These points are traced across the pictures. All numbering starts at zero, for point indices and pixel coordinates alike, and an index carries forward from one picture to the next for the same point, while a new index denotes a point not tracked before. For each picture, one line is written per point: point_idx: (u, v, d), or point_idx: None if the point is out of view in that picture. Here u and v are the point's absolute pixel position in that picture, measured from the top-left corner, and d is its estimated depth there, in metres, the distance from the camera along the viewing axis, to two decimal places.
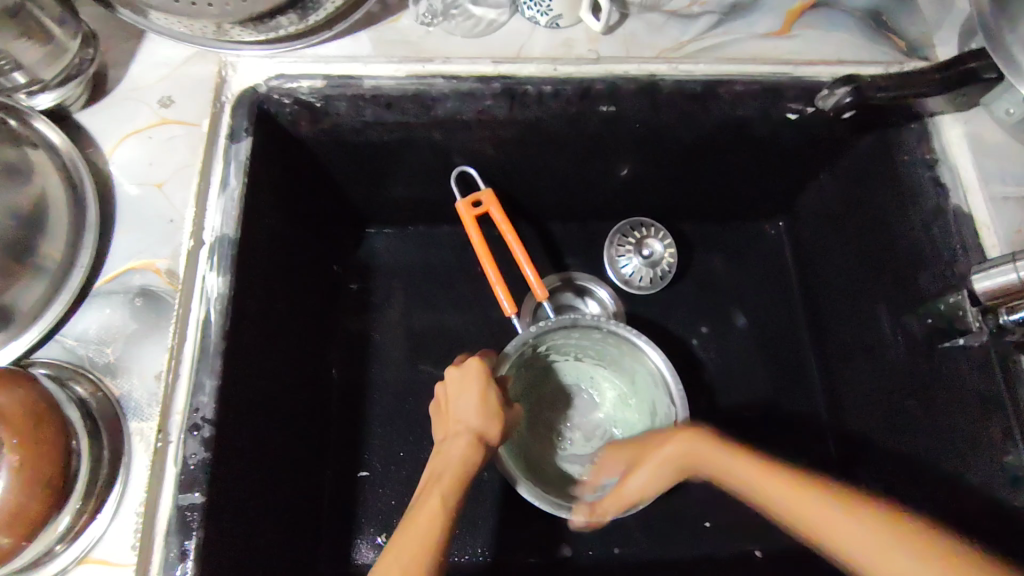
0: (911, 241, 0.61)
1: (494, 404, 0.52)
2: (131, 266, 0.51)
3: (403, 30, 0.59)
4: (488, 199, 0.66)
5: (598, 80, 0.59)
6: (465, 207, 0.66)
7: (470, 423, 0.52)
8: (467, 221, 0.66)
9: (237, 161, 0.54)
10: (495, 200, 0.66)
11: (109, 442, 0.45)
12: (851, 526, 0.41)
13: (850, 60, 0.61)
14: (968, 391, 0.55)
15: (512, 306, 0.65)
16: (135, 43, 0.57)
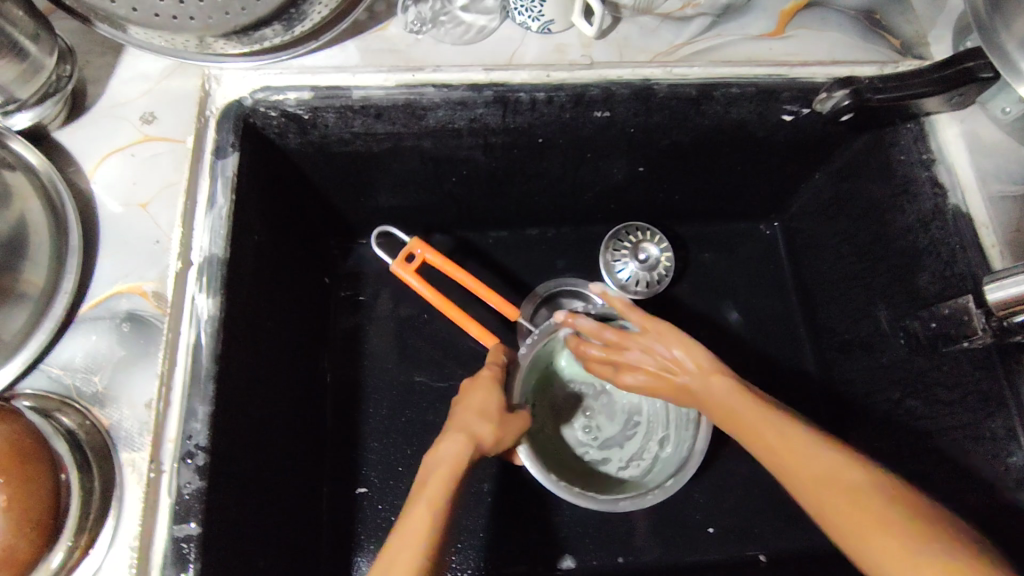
0: (909, 241, 0.60)
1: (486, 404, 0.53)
2: (117, 290, 0.49)
3: (391, 38, 0.58)
4: (419, 246, 0.67)
5: (592, 86, 0.58)
6: (400, 263, 0.67)
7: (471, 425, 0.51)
8: (407, 276, 0.67)
9: (224, 177, 0.52)
10: (424, 247, 0.67)
11: (99, 474, 0.44)
12: (766, 421, 0.43)
13: (846, 60, 0.61)
14: (970, 392, 0.55)
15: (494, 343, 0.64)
16: (114, 57, 0.55)
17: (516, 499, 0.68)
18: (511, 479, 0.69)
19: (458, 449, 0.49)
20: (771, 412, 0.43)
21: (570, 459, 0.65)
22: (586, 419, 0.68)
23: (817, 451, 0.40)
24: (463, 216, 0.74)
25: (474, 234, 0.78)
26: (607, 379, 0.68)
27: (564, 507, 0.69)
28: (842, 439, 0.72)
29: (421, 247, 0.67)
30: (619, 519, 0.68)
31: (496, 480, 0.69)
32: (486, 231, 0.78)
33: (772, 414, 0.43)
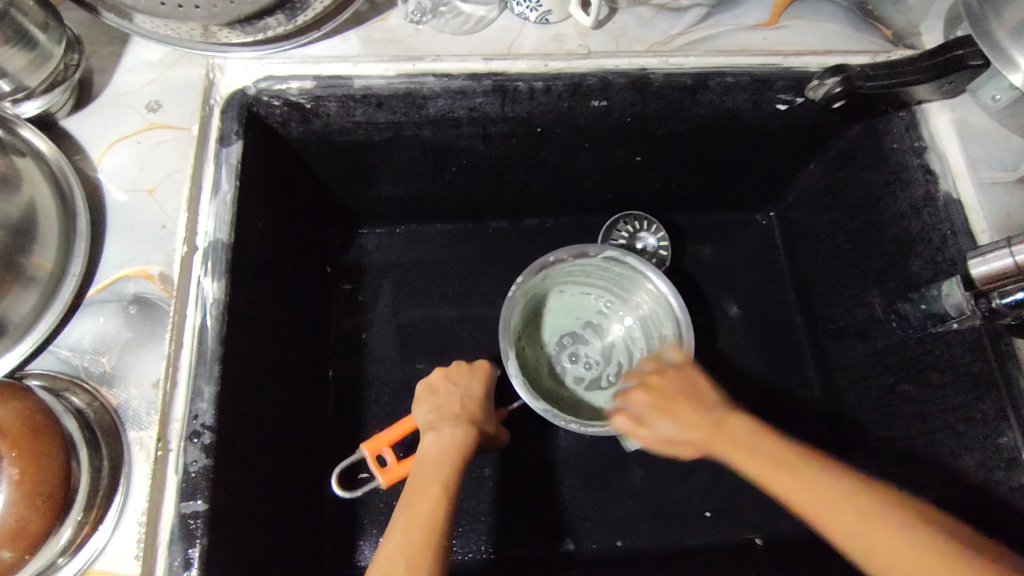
0: (901, 227, 0.62)
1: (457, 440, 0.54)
2: (124, 274, 0.50)
3: (392, 29, 0.59)
4: (371, 449, 0.59)
5: (589, 75, 0.59)
6: (384, 472, 0.58)
7: (474, 410, 0.58)
8: (402, 467, 0.58)
9: (228, 164, 0.54)
10: (354, 458, 0.59)
11: (109, 453, 0.44)
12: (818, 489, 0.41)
13: (839, 49, 0.61)
14: (961, 374, 0.56)
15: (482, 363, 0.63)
16: (120, 47, 0.57)
17: (516, 484, 0.70)
18: (511, 465, 0.70)
19: (437, 437, 0.54)
20: (891, 525, 0.39)
21: (554, 389, 0.70)
22: (572, 355, 0.72)
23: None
24: (463, 206, 0.75)
25: (474, 224, 0.79)
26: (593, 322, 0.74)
27: (564, 491, 0.70)
28: (837, 425, 0.73)
29: (373, 445, 0.59)
30: (617, 504, 0.69)
31: (497, 466, 0.70)
32: (486, 221, 0.79)
33: (879, 507, 0.40)
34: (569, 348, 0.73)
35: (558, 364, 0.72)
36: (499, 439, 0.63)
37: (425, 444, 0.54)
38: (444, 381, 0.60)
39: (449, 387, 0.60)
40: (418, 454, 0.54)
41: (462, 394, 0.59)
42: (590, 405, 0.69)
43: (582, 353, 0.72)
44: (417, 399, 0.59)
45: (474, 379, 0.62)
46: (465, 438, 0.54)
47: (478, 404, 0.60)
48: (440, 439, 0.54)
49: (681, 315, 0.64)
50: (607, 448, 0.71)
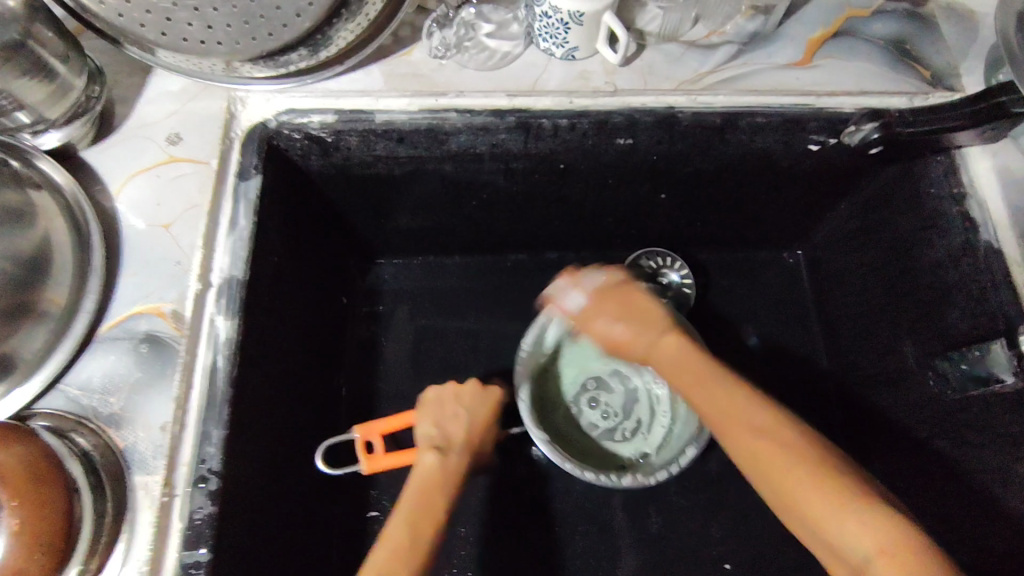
0: (938, 276, 0.59)
1: (455, 472, 0.53)
2: (137, 311, 0.49)
3: (416, 63, 0.58)
4: (361, 433, 0.58)
5: (615, 113, 0.58)
6: (369, 459, 0.58)
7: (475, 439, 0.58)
8: (387, 460, 0.58)
9: (246, 200, 0.53)
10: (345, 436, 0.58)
11: (113, 497, 0.43)
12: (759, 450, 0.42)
13: (875, 90, 0.59)
14: (1001, 435, 0.53)
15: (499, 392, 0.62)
16: (143, 78, 0.56)
17: (528, 528, 0.68)
18: (524, 508, 0.68)
19: (440, 461, 0.53)
20: (851, 505, 0.38)
21: (565, 430, 0.68)
22: (591, 400, 0.70)
23: (872, 533, 0.36)
24: (482, 239, 0.74)
25: (493, 256, 0.78)
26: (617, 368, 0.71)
27: (577, 538, 0.67)
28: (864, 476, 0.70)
29: (366, 430, 0.59)
30: (635, 552, 0.67)
31: (510, 509, 0.68)
32: (505, 254, 0.77)
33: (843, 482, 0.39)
34: (589, 392, 0.70)
35: (575, 405, 0.69)
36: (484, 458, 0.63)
37: (427, 462, 0.53)
38: (455, 398, 0.59)
39: (459, 406, 0.58)
40: (416, 468, 0.53)
41: (470, 419, 0.58)
42: (601, 453, 0.67)
43: (600, 400, 0.70)
44: (422, 407, 0.57)
45: (483, 395, 0.60)
46: (460, 471, 0.54)
47: (480, 430, 0.58)
48: (442, 463, 0.53)
49: None
50: (624, 493, 0.69)
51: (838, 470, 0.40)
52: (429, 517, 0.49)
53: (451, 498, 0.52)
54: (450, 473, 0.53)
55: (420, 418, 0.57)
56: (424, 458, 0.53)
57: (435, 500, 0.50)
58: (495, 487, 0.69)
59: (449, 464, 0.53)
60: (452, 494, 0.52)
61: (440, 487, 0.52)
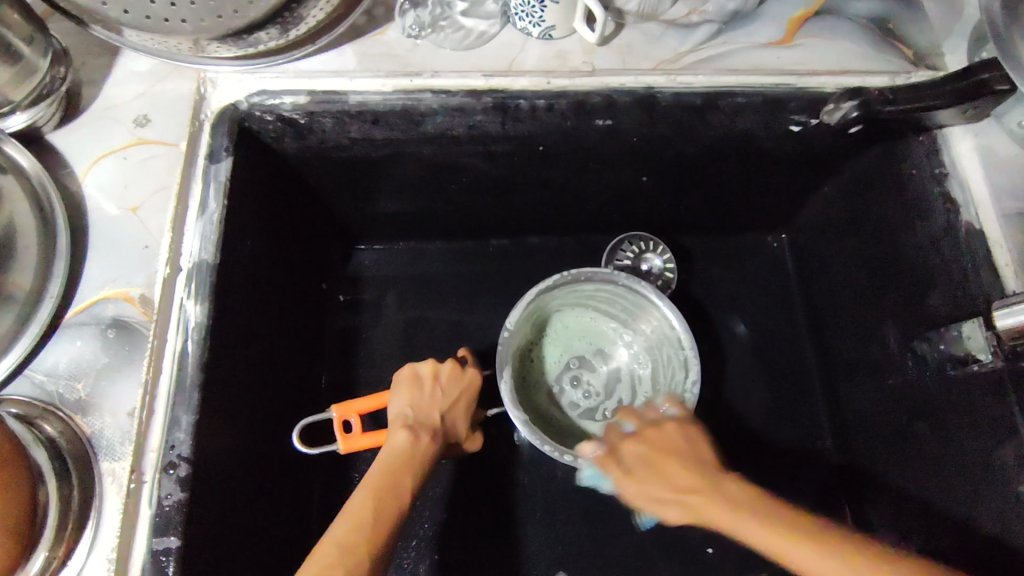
0: (920, 258, 0.59)
1: (424, 453, 0.53)
2: (104, 296, 0.48)
3: (390, 43, 0.57)
4: (341, 412, 0.57)
5: (593, 94, 0.57)
6: (346, 439, 0.56)
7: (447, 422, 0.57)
8: (365, 440, 0.56)
9: (216, 181, 0.52)
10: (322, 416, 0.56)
11: (79, 482, 0.42)
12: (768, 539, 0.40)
13: (855, 71, 0.59)
14: (981, 417, 0.53)
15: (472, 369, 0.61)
16: (111, 59, 0.55)
17: (511, 513, 0.68)
18: (506, 494, 0.68)
19: (411, 440, 0.52)
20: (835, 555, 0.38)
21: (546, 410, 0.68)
22: (573, 378, 0.70)
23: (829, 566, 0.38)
24: (463, 225, 0.73)
25: (475, 242, 0.77)
26: (599, 346, 0.71)
27: (559, 522, 0.67)
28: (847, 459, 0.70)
29: (344, 409, 0.57)
30: (617, 537, 0.67)
31: (492, 494, 0.68)
32: (488, 239, 0.77)
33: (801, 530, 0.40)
34: (571, 370, 0.70)
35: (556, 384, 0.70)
36: (467, 449, 0.62)
37: (399, 441, 0.52)
38: (433, 379, 0.58)
39: (435, 387, 0.57)
40: (388, 445, 0.52)
41: (445, 401, 0.57)
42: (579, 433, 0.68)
43: (582, 379, 0.70)
44: (399, 384, 0.56)
45: (459, 377, 0.59)
46: (429, 453, 0.53)
47: (452, 416, 0.58)
48: (413, 444, 0.52)
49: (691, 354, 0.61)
50: None
51: (832, 533, 0.40)
52: (397, 496, 0.48)
53: (420, 480, 0.51)
54: (421, 454, 0.52)
55: (396, 399, 0.56)
56: (398, 438, 0.52)
57: (404, 482, 0.49)
58: (477, 473, 0.69)
59: (421, 445, 0.53)
60: (421, 476, 0.51)
61: (409, 468, 0.51)
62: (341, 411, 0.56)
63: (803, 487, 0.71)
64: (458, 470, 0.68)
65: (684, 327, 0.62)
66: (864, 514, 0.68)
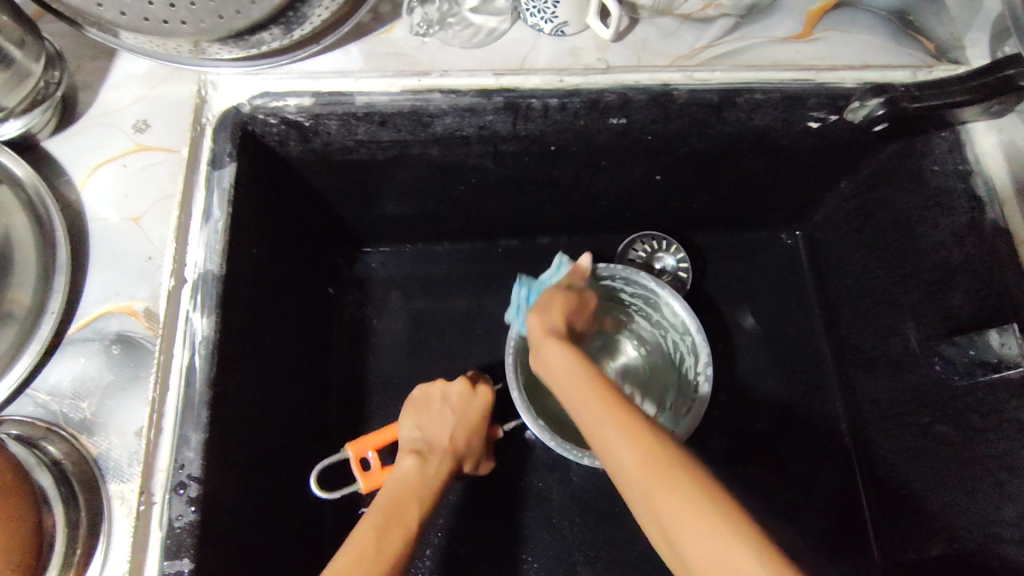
0: (942, 257, 0.57)
1: (431, 478, 0.52)
2: (107, 310, 0.46)
3: (397, 41, 0.54)
4: (355, 451, 0.56)
5: (607, 91, 0.55)
6: (366, 477, 0.55)
7: (461, 442, 0.56)
8: (385, 475, 0.55)
9: (220, 189, 0.50)
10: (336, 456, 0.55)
11: (86, 505, 0.41)
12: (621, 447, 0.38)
13: (877, 66, 0.56)
14: (1008, 421, 0.52)
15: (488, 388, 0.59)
16: (107, 61, 0.53)
17: (525, 520, 0.67)
18: (519, 500, 0.67)
19: (419, 464, 0.52)
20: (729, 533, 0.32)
21: None
22: None
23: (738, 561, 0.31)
24: (470, 225, 0.72)
25: (484, 242, 0.75)
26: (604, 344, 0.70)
27: (574, 529, 0.67)
28: (863, 459, 0.70)
29: (359, 447, 0.56)
30: (632, 541, 0.66)
31: (505, 501, 0.67)
32: (496, 239, 0.75)
33: (683, 484, 0.35)
34: None
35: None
36: (478, 471, 0.62)
37: (407, 468, 0.52)
38: (442, 400, 0.58)
39: (445, 406, 0.57)
40: (394, 472, 0.52)
41: (457, 421, 0.57)
42: None
43: None
44: (408, 408, 0.57)
45: (472, 395, 0.58)
46: (437, 478, 0.53)
47: (468, 434, 0.57)
48: (421, 468, 0.52)
49: (703, 340, 0.61)
50: None
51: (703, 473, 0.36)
52: (404, 524, 0.47)
53: (426, 506, 0.50)
54: (428, 480, 0.52)
55: (406, 423, 0.56)
56: (405, 464, 0.52)
57: (410, 508, 0.49)
58: (490, 479, 0.68)
59: (427, 471, 0.52)
60: (428, 503, 0.50)
61: (416, 494, 0.50)
62: (356, 452, 0.56)
63: (818, 486, 0.71)
64: (470, 476, 0.67)
65: (690, 313, 0.62)
66: (881, 514, 0.67)
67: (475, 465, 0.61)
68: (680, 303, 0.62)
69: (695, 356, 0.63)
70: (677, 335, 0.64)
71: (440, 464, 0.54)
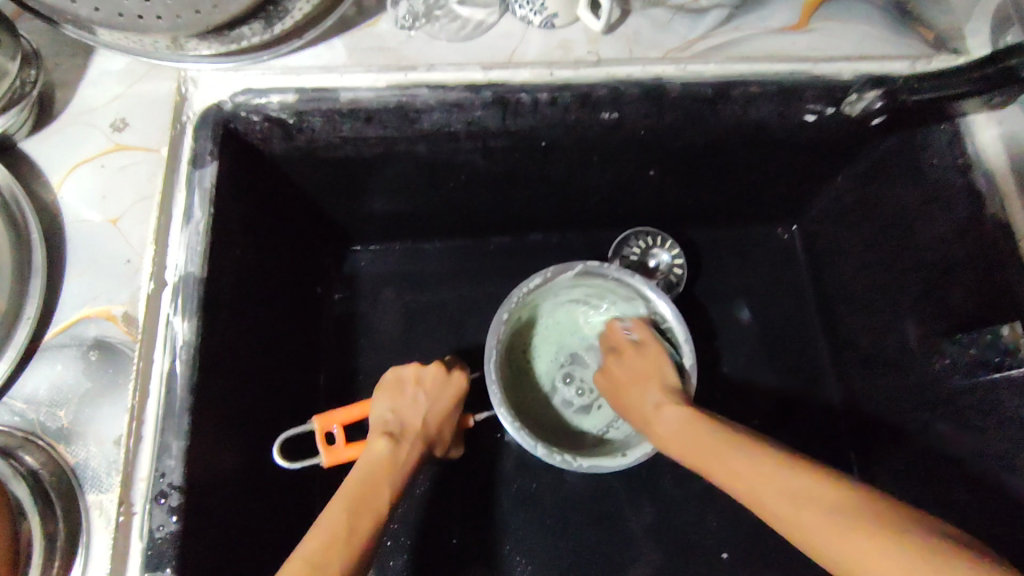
0: (941, 252, 0.56)
1: (404, 460, 0.51)
2: (85, 315, 0.45)
3: (382, 35, 0.53)
4: (321, 425, 0.53)
5: (599, 85, 0.53)
6: (328, 451, 0.53)
7: (434, 426, 0.55)
8: (350, 451, 0.53)
9: (202, 189, 0.49)
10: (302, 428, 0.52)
11: (64, 517, 0.40)
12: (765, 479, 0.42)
13: (874, 57, 0.55)
14: (1009, 420, 0.51)
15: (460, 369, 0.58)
16: (85, 58, 0.51)
17: (518, 521, 0.66)
18: (513, 501, 0.66)
19: (392, 447, 0.51)
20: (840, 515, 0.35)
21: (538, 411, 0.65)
22: (565, 375, 0.67)
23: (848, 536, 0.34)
24: (461, 223, 0.70)
25: (475, 240, 0.74)
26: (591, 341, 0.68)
27: (568, 530, 0.66)
28: (861, 457, 0.69)
29: (325, 420, 0.54)
30: (627, 542, 0.65)
31: (498, 502, 0.66)
32: (488, 237, 0.74)
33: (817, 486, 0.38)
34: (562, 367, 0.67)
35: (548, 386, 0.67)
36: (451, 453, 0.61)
37: (379, 448, 0.50)
38: (414, 382, 0.56)
39: (416, 389, 0.56)
40: (366, 454, 0.50)
41: (429, 405, 0.56)
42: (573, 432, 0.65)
43: (574, 376, 0.67)
44: (380, 390, 0.55)
45: (444, 380, 0.57)
46: (410, 461, 0.51)
47: (440, 417, 0.56)
48: (395, 450, 0.51)
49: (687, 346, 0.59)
50: (617, 483, 0.67)
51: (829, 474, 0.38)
52: (376, 508, 0.46)
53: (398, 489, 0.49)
54: (401, 462, 0.50)
55: (376, 403, 0.55)
56: (377, 446, 0.50)
57: (380, 490, 0.47)
58: (483, 481, 0.67)
59: (400, 453, 0.51)
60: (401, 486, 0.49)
61: (388, 475, 0.49)
62: (322, 424, 0.53)
63: None
64: (463, 478, 0.66)
65: (676, 317, 0.60)
66: None
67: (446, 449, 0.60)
68: (666, 306, 0.60)
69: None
70: (662, 338, 0.62)
71: (413, 447, 0.52)
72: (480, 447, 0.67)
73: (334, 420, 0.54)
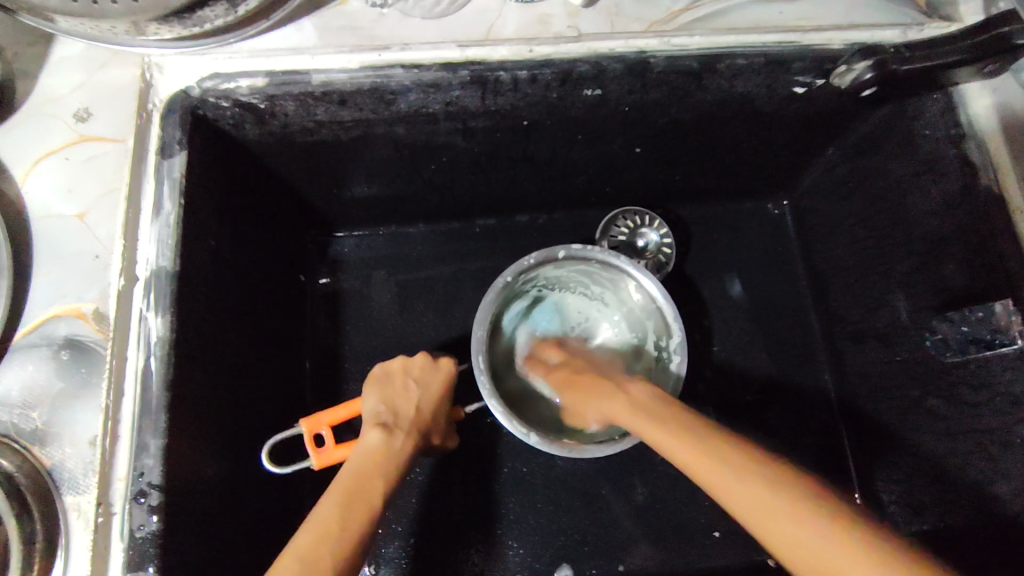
0: (933, 227, 0.55)
1: (399, 450, 0.50)
2: (54, 314, 0.44)
3: (354, 14, 0.50)
4: (311, 425, 0.53)
5: (580, 61, 0.51)
6: (320, 453, 0.52)
7: (428, 414, 0.55)
8: (341, 451, 0.52)
9: (171, 179, 0.47)
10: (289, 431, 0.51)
11: (41, 518, 0.40)
12: (799, 531, 0.32)
13: (865, 24, 0.53)
14: (999, 395, 0.51)
15: (451, 361, 0.58)
16: (45, 47, 0.49)
17: (510, 504, 0.66)
18: (505, 486, 0.66)
19: (385, 438, 0.50)
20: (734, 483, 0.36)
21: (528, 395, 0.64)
22: None
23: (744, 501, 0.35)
24: (445, 205, 0.69)
25: (460, 223, 0.73)
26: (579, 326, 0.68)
27: (561, 512, 0.66)
28: (852, 431, 0.68)
29: (314, 422, 0.53)
30: (620, 522, 0.66)
31: (489, 486, 0.66)
32: (473, 219, 0.72)
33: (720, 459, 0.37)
34: None
35: None
36: (444, 447, 0.60)
37: (371, 441, 0.50)
38: (404, 373, 0.56)
39: (407, 380, 0.56)
40: (359, 446, 0.50)
41: (421, 394, 0.55)
42: None
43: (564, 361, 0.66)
44: (372, 383, 0.55)
45: (433, 373, 0.57)
46: (404, 451, 0.51)
47: (434, 408, 0.55)
48: (388, 441, 0.50)
49: (678, 331, 0.59)
50: (608, 465, 0.67)
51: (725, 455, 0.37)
52: (369, 500, 0.46)
53: (393, 481, 0.49)
54: (397, 453, 0.50)
55: (366, 399, 0.54)
56: (371, 437, 0.50)
57: (374, 481, 0.47)
58: (474, 466, 0.66)
59: (394, 444, 0.50)
60: (395, 476, 0.49)
61: (382, 467, 0.48)
62: (311, 431, 0.53)
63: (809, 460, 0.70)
64: (453, 464, 0.66)
65: (666, 298, 0.59)
66: (870, 487, 0.66)
67: (441, 443, 0.59)
68: (656, 290, 0.60)
69: (663, 334, 0.61)
70: (652, 321, 0.62)
71: (408, 438, 0.52)
72: (470, 433, 0.67)
73: (324, 422, 0.53)
